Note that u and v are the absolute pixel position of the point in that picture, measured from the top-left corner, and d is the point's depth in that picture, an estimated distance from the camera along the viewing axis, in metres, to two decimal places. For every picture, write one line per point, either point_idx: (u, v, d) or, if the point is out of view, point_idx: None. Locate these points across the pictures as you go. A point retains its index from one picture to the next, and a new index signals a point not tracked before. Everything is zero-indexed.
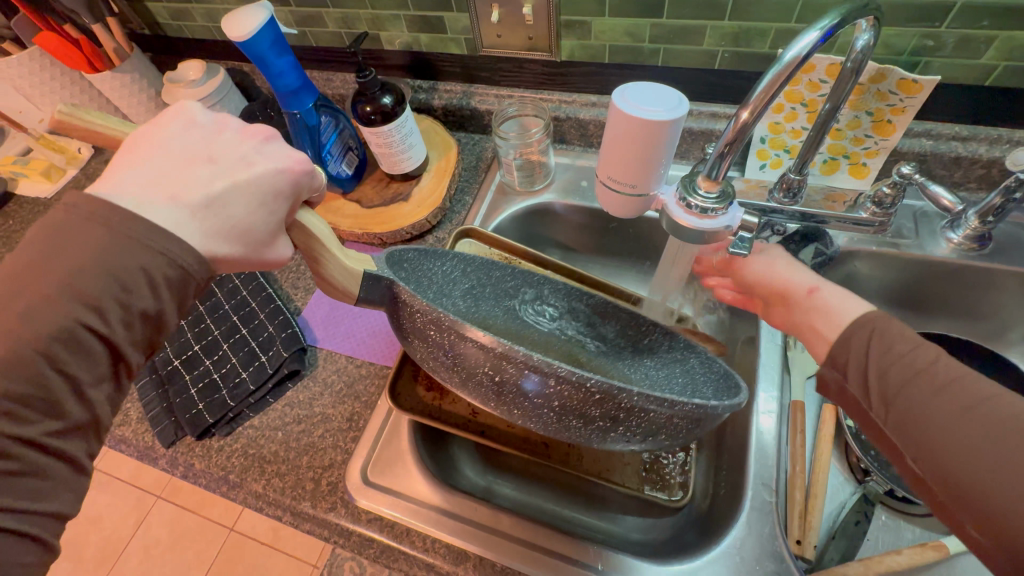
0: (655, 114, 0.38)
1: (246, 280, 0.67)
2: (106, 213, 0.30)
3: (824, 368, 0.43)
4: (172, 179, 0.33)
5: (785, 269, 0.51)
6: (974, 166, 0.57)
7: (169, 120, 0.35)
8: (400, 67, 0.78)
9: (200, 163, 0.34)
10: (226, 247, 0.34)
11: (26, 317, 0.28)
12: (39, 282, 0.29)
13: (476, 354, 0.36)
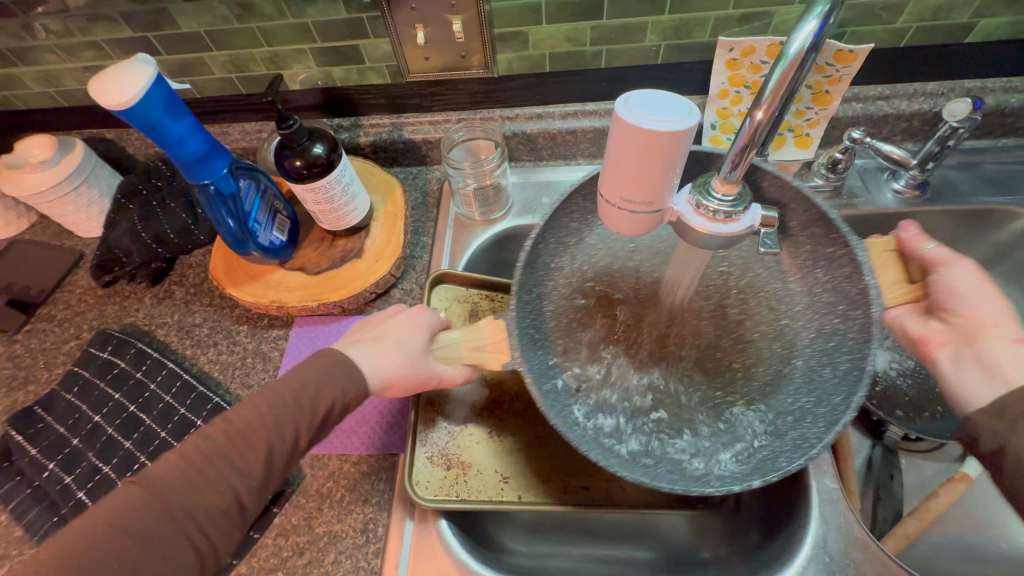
0: (672, 125, 0.34)
1: (182, 394, 0.56)
2: (329, 352, 0.46)
3: (981, 419, 0.39)
4: (370, 336, 0.48)
5: (994, 298, 0.43)
6: (900, 121, 0.62)
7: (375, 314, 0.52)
8: (313, 107, 0.68)
9: (381, 330, 0.49)
10: (394, 378, 0.46)
11: (250, 425, 0.41)
12: (267, 400, 0.42)
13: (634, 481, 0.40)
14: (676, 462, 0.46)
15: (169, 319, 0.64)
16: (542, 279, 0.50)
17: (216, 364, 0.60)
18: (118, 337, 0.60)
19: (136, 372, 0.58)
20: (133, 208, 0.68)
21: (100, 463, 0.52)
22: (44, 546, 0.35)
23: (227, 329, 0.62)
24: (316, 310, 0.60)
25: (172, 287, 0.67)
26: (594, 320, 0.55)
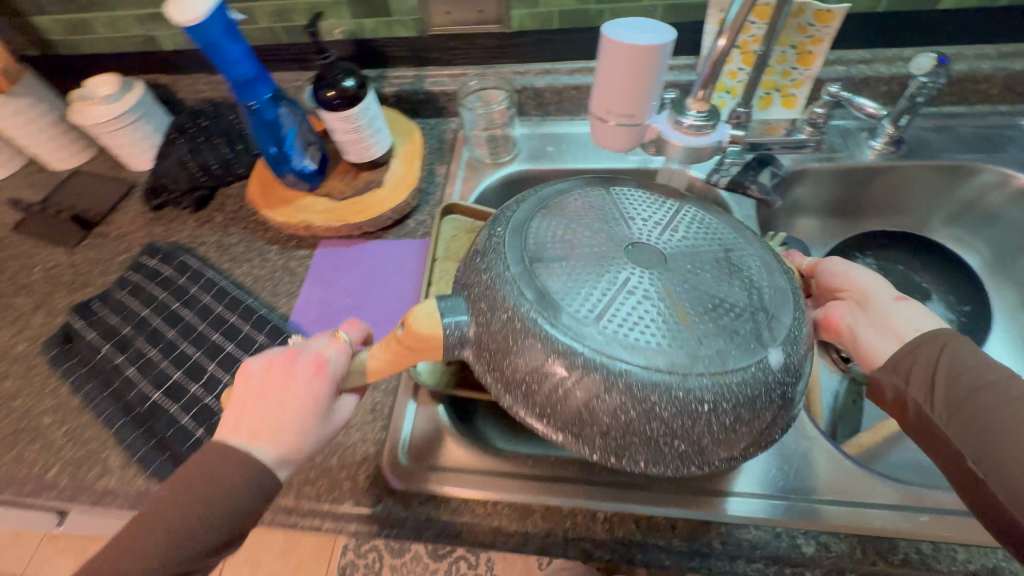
0: (647, 40, 0.40)
1: (219, 296, 0.63)
2: (227, 458, 0.37)
3: (883, 376, 0.42)
4: (261, 427, 0.38)
5: (875, 278, 0.47)
6: (880, 84, 0.67)
7: (284, 386, 0.39)
8: (344, 58, 0.75)
9: (247, 444, 0.38)
10: (262, 450, 0.37)
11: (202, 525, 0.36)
12: (185, 527, 0.35)
13: (534, 355, 0.39)
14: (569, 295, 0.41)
15: (209, 239, 0.72)
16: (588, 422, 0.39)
17: (249, 276, 0.67)
18: (167, 248, 0.69)
19: (181, 277, 0.66)
20: (182, 141, 0.76)
21: (147, 346, 0.60)
22: (134, 536, 0.35)
23: (260, 248, 0.70)
24: (339, 232, 0.67)
25: (213, 212, 0.74)
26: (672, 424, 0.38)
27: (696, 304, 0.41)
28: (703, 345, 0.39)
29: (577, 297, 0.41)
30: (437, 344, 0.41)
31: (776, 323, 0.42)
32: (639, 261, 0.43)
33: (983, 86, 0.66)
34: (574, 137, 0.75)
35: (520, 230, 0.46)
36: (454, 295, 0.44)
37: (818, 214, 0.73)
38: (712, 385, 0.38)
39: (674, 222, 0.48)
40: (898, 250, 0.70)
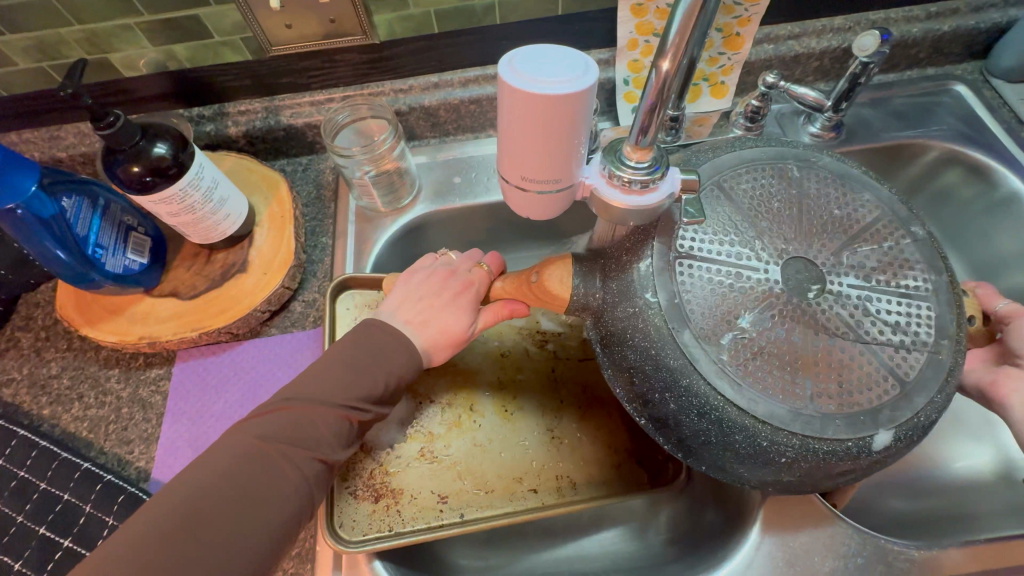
0: (560, 85, 0.28)
1: (40, 466, 0.46)
2: (349, 346, 0.41)
3: None
4: (415, 306, 0.44)
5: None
6: (811, 61, 0.59)
7: (414, 301, 0.44)
8: (161, 97, 0.56)
9: (404, 309, 0.44)
10: (415, 334, 0.43)
11: (292, 427, 0.37)
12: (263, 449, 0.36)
13: (647, 335, 0.35)
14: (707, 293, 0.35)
15: (16, 374, 0.53)
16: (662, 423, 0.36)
17: (84, 422, 0.50)
18: None
19: None
20: None
21: None
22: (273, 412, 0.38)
23: (94, 376, 0.52)
24: (199, 341, 0.51)
25: (16, 334, 0.55)
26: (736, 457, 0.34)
27: (831, 358, 0.34)
28: (810, 403, 0.33)
29: (709, 318, 0.34)
30: (562, 306, 0.42)
31: (905, 411, 0.34)
32: (790, 274, 0.35)
33: (913, 51, 0.61)
34: (484, 159, 0.62)
35: (723, 197, 0.38)
36: (591, 259, 0.41)
37: None
38: (794, 445, 0.33)
39: (858, 238, 0.38)
40: None
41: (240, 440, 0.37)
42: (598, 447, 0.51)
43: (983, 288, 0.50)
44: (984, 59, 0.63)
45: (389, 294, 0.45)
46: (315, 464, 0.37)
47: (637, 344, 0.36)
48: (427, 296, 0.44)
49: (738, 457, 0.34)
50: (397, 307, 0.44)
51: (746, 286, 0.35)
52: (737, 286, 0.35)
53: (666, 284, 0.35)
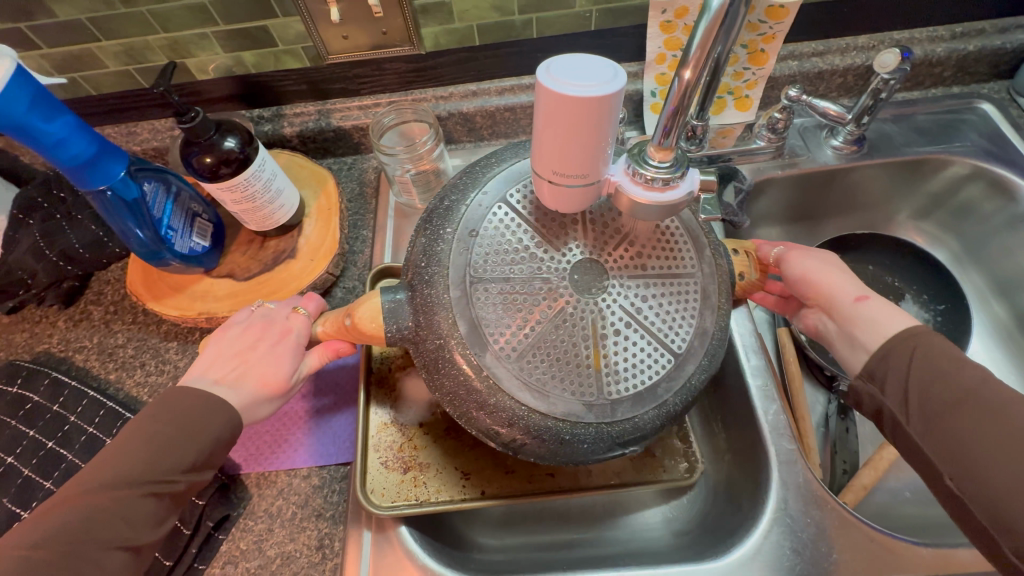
0: (594, 89, 0.32)
1: (107, 423, 0.51)
2: (184, 398, 0.39)
3: (859, 385, 0.39)
4: (216, 366, 0.42)
5: (849, 281, 0.42)
6: (835, 77, 0.62)
7: (200, 372, 0.42)
8: (227, 98, 0.62)
9: (218, 365, 0.42)
10: (231, 393, 0.41)
11: (109, 511, 0.35)
12: (87, 531, 0.34)
13: (463, 359, 0.38)
14: (489, 308, 0.39)
15: (87, 342, 0.58)
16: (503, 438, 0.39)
17: (145, 387, 0.55)
18: (28, 368, 0.54)
19: (52, 405, 0.52)
20: (34, 223, 0.59)
21: (17, 507, 0.47)
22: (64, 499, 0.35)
23: (155, 347, 0.57)
24: None
25: (88, 308, 0.61)
26: (563, 450, 0.39)
27: (615, 344, 0.39)
28: (608, 389, 0.39)
29: (506, 329, 0.39)
30: (379, 342, 0.42)
31: (684, 375, 0.40)
32: (579, 277, 0.40)
33: (937, 70, 0.63)
34: None
35: (469, 237, 0.41)
36: (399, 286, 0.43)
37: (782, 221, 0.68)
38: (598, 432, 0.38)
39: (629, 237, 0.42)
40: (867, 251, 0.66)
41: (45, 520, 0.34)
42: None
43: (762, 247, 0.48)
44: (1011, 78, 0.64)
45: (199, 355, 0.43)
46: (119, 552, 0.35)
47: (449, 366, 0.39)
48: (238, 355, 0.43)
49: (572, 449, 0.39)
50: (204, 362, 0.42)
51: (535, 289, 0.39)
52: (522, 294, 0.39)
53: (462, 297, 0.39)
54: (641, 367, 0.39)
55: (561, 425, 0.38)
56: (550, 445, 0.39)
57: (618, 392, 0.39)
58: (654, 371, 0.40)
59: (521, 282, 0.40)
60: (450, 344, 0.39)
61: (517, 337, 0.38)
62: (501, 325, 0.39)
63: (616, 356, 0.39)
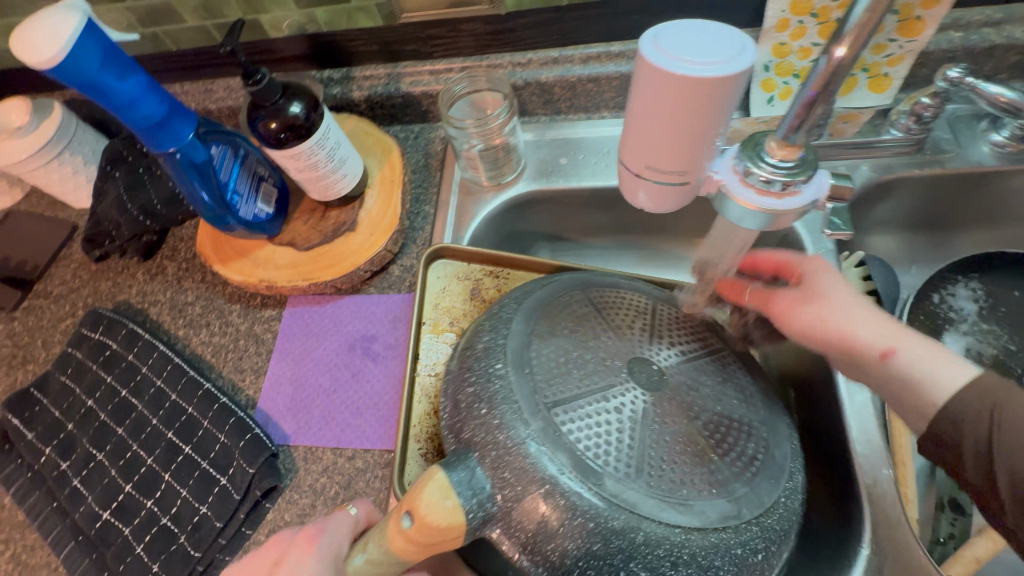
0: (711, 69, 0.25)
1: (172, 379, 0.52)
2: None
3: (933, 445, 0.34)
4: None
5: (858, 310, 0.37)
6: (1010, 54, 0.49)
7: None
8: (299, 58, 0.59)
9: None
10: None
11: None
12: None
13: (570, 521, 0.30)
14: (575, 428, 0.32)
15: (161, 297, 0.60)
16: None
17: (208, 346, 0.56)
18: (109, 316, 0.57)
19: (128, 354, 0.55)
20: (119, 175, 0.63)
21: (94, 449, 0.50)
22: None
23: (219, 308, 0.58)
24: (308, 290, 0.55)
25: (164, 262, 0.63)
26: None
27: (714, 419, 0.35)
28: (733, 483, 0.33)
29: (607, 447, 0.32)
30: (456, 535, 0.31)
31: (783, 442, 0.37)
32: (646, 373, 0.35)
33: None
34: (595, 141, 0.60)
35: (522, 365, 0.35)
36: (459, 456, 0.33)
37: (907, 228, 0.58)
38: (758, 524, 0.32)
39: (660, 322, 0.40)
40: (1015, 272, 0.55)
41: None
42: None
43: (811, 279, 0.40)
44: None
45: None
46: None
47: (552, 531, 0.31)
48: None
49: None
50: None
51: (609, 392, 0.34)
52: (598, 393, 0.34)
53: (537, 429, 0.32)
54: (751, 438, 0.35)
55: (710, 553, 0.31)
56: None
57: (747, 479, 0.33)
58: (757, 438, 0.36)
59: (598, 382, 0.34)
60: (546, 502, 0.31)
61: (621, 455, 0.32)
62: (602, 444, 0.32)
63: (724, 437, 0.34)
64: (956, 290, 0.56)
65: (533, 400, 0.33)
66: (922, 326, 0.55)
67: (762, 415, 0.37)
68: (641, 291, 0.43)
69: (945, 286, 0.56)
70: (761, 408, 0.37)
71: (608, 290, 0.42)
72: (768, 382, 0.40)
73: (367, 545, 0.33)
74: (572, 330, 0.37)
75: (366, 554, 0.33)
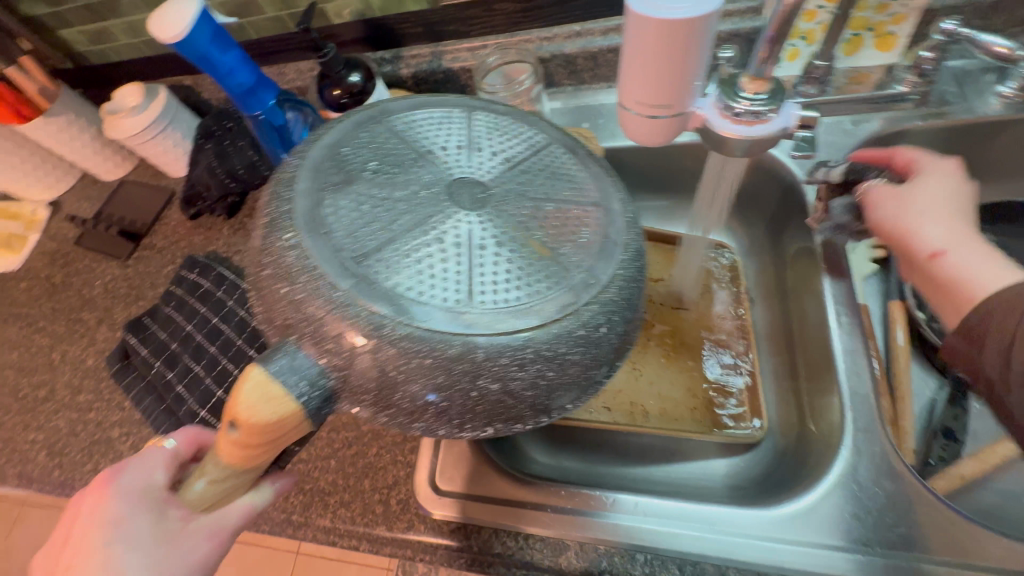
0: (685, 12, 0.31)
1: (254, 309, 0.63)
2: None
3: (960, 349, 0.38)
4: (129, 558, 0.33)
5: (944, 202, 0.43)
6: (1017, 7, 0.51)
7: None
8: (357, 41, 0.69)
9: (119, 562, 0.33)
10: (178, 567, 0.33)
11: None
12: None
13: (399, 364, 0.31)
14: (392, 260, 0.33)
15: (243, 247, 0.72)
16: (528, 400, 0.33)
17: None
18: (203, 261, 0.69)
19: (218, 290, 0.66)
20: (209, 147, 0.75)
21: (192, 363, 0.62)
22: None
23: None
24: None
25: (245, 219, 0.75)
26: (589, 355, 0.34)
27: (545, 222, 0.36)
28: (566, 271, 0.34)
29: (424, 277, 0.32)
30: (290, 416, 0.32)
31: (616, 219, 0.37)
32: (460, 194, 0.35)
33: None
34: (616, 107, 0.66)
35: (316, 226, 0.34)
36: (277, 346, 0.34)
37: None
38: (598, 298, 0.34)
39: (477, 144, 0.39)
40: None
41: None
42: (679, 387, 0.57)
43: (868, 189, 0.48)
44: None
45: None
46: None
47: (389, 381, 0.32)
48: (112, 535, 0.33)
49: (592, 352, 0.34)
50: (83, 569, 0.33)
51: (420, 215, 0.34)
52: (410, 223, 0.34)
53: (344, 275, 0.32)
54: (584, 227, 0.36)
55: (559, 342, 0.32)
56: (558, 369, 0.33)
57: (581, 262, 0.35)
58: (586, 220, 0.37)
59: (407, 214, 0.34)
60: (379, 355, 0.31)
61: (438, 280, 0.32)
62: (417, 278, 0.32)
63: (547, 235, 0.35)
64: None
65: (339, 253, 0.33)
66: None
67: (596, 206, 0.38)
68: (442, 118, 0.41)
69: None
70: (599, 201, 0.38)
71: (400, 129, 0.40)
72: (600, 169, 0.40)
73: (204, 469, 0.36)
74: (370, 175, 0.36)
75: (205, 477, 0.35)
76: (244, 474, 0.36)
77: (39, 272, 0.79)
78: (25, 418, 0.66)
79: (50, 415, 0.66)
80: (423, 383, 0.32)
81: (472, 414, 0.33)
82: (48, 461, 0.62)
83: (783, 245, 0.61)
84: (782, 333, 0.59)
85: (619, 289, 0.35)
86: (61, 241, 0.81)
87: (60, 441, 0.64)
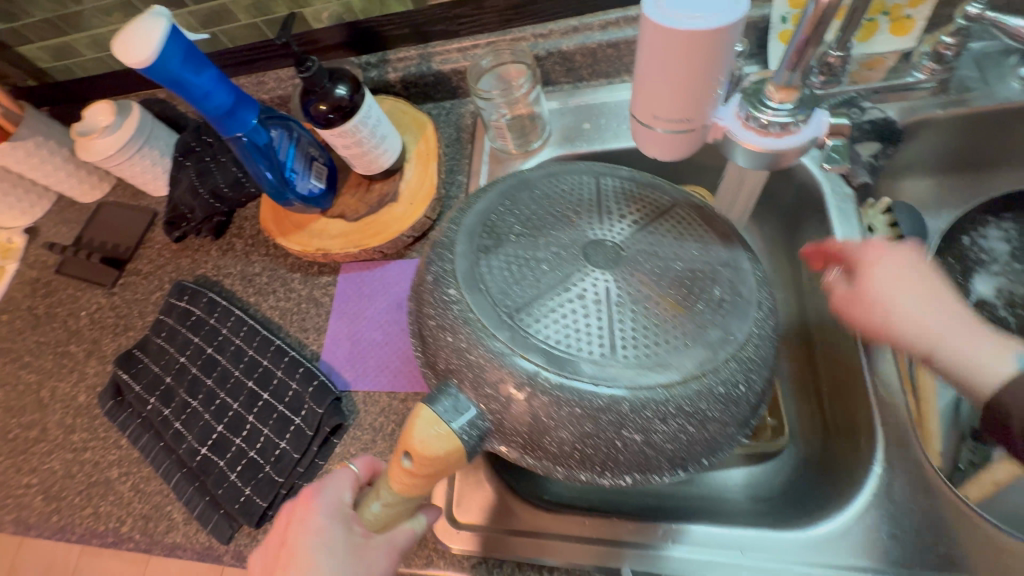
0: (711, 21, 0.28)
1: (248, 337, 0.60)
2: None
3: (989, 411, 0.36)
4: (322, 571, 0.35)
5: (905, 279, 0.41)
6: None
7: None
8: (339, 46, 0.65)
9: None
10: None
11: None
12: None
13: (552, 415, 0.33)
14: (543, 318, 0.34)
15: (233, 270, 0.69)
16: (667, 456, 0.33)
17: (276, 310, 0.64)
18: (192, 287, 0.66)
19: (210, 318, 0.63)
20: (190, 164, 0.71)
21: (189, 397, 0.59)
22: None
23: (283, 277, 0.66)
24: (359, 257, 0.61)
25: (232, 240, 0.71)
26: (727, 414, 0.34)
27: (679, 279, 0.36)
28: (705, 331, 0.34)
29: (571, 332, 0.34)
30: (456, 458, 0.34)
31: (748, 277, 0.38)
32: (601, 252, 0.37)
33: None
34: (617, 104, 0.62)
35: (474, 282, 0.36)
36: (445, 384, 0.35)
37: (936, 172, 0.58)
38: (738, 358, 0.34)
39: (613, 201, 0.40)
40: None
41: None
42: None
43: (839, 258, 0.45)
44: None
45: None
46: None
47: (540, 427, 0.33)
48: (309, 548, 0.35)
49: (728, 411, 0.34)
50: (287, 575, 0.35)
51: (568, 274, 0.36)
52: (556, 282, 0.35)
53: (500, 331, 0.34)
54: (718, 283, 0.37)
55: (699, 399, 0.33)
56: (700, 426, 0.33)
57: (718, 321, 0.35)
58: (722, 279, 0.37)
59: (555, 272, 0.36)
60: (534, 403, 0.33)
61: (583, 334, 0.33)
62: (568, 332, 0.34)
63: (686, 293, 0.36)
64: (986, 231, 0.57)
65: (494, 308, 0.35)
66: (952, 268, 0.56)
67: (726, 261, 0.38)
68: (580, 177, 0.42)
69: (976, 227, 0.57)
70: (718, 254, 0.38)
71: (542, 191, 0.41)
72: (726, 228, 0.41)
73: (380, 493, 0.37)
74: (517, 236, 0.38)
75: (382, 500, 0.37)
76: (417, 499, 0.37)
77: (20, 304, 0.75)
78: (17, 460, 0.64)
79: (44, 456, 0.63)
80: (565, 430, 0.32)
81: (615, 466, 0.33)
82: (45, 505, 0.60)
83: (796, 243, 0.58)
84: (800, 336, 0.57)
85: (754, 353, 0.35)
86: (40, 269, 0.77)
87: (56, 484, 0.61)
